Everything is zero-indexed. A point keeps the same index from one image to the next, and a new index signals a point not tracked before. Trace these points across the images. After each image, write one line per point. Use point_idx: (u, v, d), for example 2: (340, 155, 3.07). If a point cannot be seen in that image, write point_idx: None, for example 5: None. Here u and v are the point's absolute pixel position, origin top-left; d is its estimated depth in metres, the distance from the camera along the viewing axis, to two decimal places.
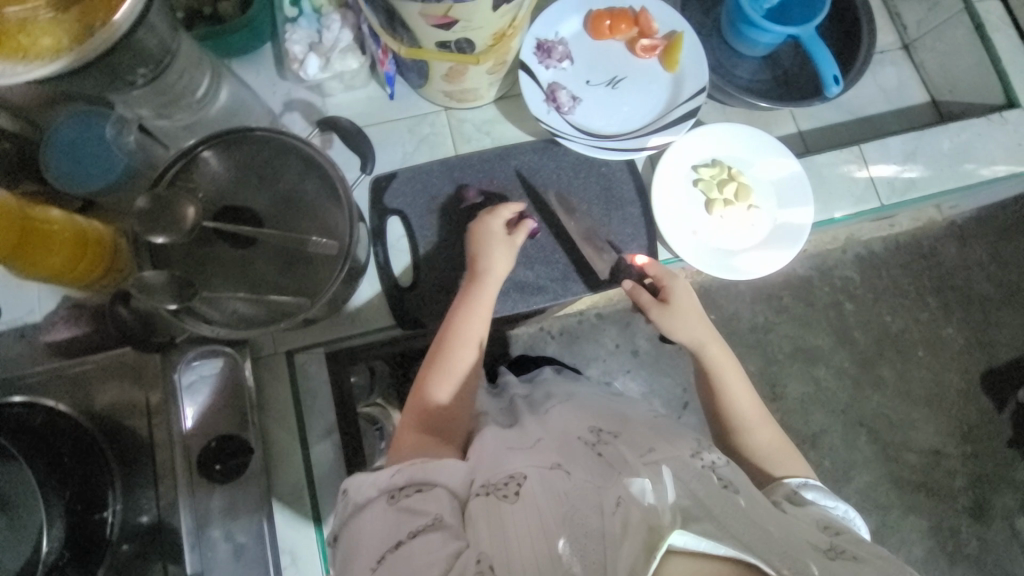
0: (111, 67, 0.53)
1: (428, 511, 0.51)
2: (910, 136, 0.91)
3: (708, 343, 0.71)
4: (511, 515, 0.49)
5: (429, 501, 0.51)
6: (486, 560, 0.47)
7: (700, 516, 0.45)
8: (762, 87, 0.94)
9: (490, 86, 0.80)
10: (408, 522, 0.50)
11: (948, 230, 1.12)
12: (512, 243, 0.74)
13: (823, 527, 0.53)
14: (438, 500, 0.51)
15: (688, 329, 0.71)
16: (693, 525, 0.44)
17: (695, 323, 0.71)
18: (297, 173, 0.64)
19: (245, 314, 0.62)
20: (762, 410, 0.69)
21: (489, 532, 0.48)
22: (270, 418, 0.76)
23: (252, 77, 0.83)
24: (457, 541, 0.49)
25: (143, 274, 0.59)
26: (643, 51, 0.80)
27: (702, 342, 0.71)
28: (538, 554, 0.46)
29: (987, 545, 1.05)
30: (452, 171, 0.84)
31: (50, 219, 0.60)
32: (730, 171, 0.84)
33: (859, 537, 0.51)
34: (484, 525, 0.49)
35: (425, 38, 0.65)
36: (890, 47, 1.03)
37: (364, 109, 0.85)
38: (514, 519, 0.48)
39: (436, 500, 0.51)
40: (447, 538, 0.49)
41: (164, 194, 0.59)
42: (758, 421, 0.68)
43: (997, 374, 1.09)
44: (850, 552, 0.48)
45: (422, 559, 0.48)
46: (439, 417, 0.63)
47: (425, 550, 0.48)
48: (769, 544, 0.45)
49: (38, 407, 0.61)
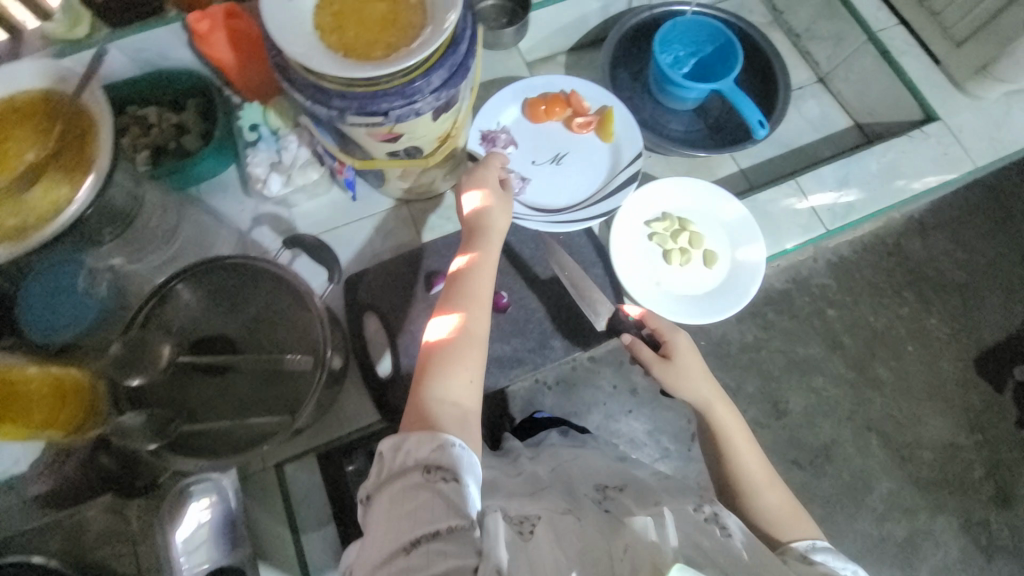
0: (79, 235, 0.56)
1: (465, 506, 0.48)
2: (838, 165, 0.98)
3: (714, 405, 0.70)
4: (534, 548, 0.49)
5: (460, 496, 0.49)
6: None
7: (703, 563, 0.47)
8: (697, 138, 1.01)
9: (443, 178, 0.85)
10: (442, 512, 0.47)
11: (910, 225, 1.16)
12: (506, 196, 0.74)
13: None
14: (470, 498, 0.49)
15: (692, 386, 0.70)
16: (695, 568, 0.46)
17: (699, 380, 0.70)
18: (268, 295, 0.67)
19: (226, 441, 0.62)
20: (769, 470, 0.68)
21: (518, 557, 0.47)
22: (265, 534, 0.75)
23: (218, 200, 0.86)
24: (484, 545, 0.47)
25: (122, 419, 0.61)
26: (580, 128, 0.86)
27: (708, 401, 0.70)
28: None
29: (1019, 532, 1.04)
30: (419, 261, 0.88)
31: (26, 377, 0.61)
32: (680, 222, 0.89)
33: None
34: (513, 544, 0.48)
35: (375, 151, 0.71)
36: (808, 81, 1.13)
37: (329, 214, 0.89)
38: (537, 548, 0.49)
39: (468, 496, 0.49)
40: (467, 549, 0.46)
41: (137, 337, 0.62)
42: (766, 482, 0.67)
43: (991, 356, 1.11)
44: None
45: (456, 556, 0.45)
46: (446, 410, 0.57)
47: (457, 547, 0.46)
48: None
49: (25, 565, 0.64)
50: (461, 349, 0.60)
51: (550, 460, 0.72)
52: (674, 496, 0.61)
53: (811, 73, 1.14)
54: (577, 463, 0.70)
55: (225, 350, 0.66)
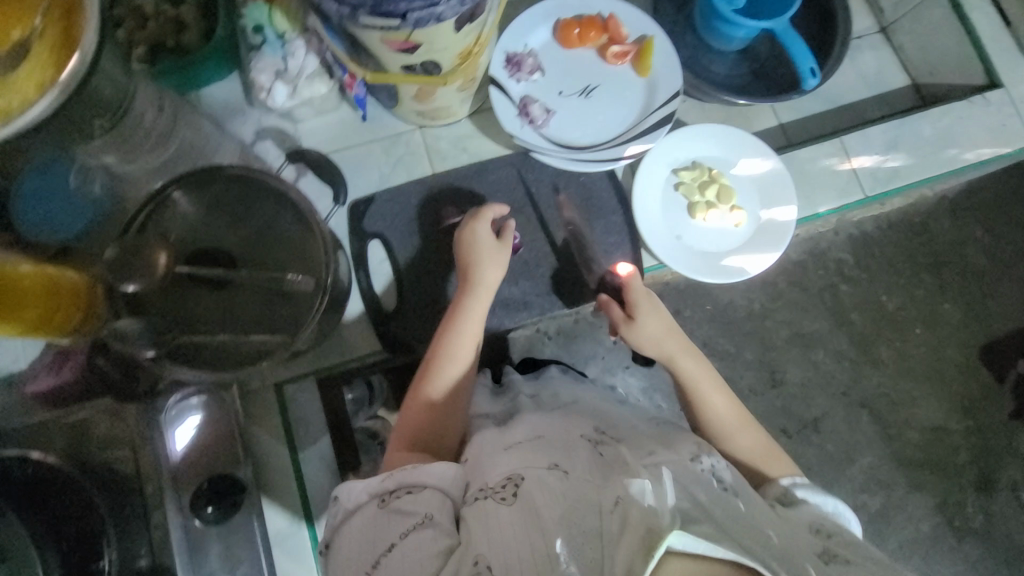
0: (64, 123, 0.51)
1: (417, 511, 0.52)
2: (891, 125, 0.91)
3: (677, 357, 0.72)
4: (507, 515, 0.49)
5: (418, 502, 0.52)
6: (484, 561, 0.47)
7: (699, 518, 0.47)
8: (741, 83, 0.93)
9: (462, 102, 0.79)
10: (400, 522, 0.51)
11: (942, 205, 1.03)
12: (502, 250, 0.74)
13: (816, 531, 0.55)
14: (429, 501, 0.52)
15: (650, 339, 0.72)
16: (692, 526, 0.46)
17: (658, 333, 0.72)
18: (271, 210, 0.64)
19: (223, 355, 0.61)
20: (743, 413, 0.69)
21: (485, 536, 0.48)
22: (262, 449, 0.76)
23: (219, 108, 0.81)
24: (449, 539, 0.50)
25: (120, 323, 0.59)
26: (614, 58, 0.78)
27: (670, 355, 0.72)
28: (537, 552, 0.46)
29: (1002, 522, 0.96)
30: (429, 191, 0.84)
31: (17, 272, 0.58)
32: (711, 173, 0.83)
33: (848, 539, 0.54)
34: (477, 523, 0.49)
35: (390, 63, 0.64)
36: (867, 31, 1.01)
37: (336, 133, 0.84)
38: (509, 516, 0.49)
39: (427, 501, 0.52)
40: (437, 535, 0.50)
41: (133, 242, 0.60)
42: (739, 425, 0.68)
43: (1001, 348, 1.00)
44: (843, 555, 0.51)
45: (417, 558, 0.49)
46: (429, 433, 0.63)
47: (417, 549, 0.49)
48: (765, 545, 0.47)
49: (25, 459, 0.63)
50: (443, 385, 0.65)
51: (561, 397, 0.71)
52: (676, 445, 0.60)
53: (872, 21, 1.01)
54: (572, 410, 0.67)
55: (224, 264, 0.63)
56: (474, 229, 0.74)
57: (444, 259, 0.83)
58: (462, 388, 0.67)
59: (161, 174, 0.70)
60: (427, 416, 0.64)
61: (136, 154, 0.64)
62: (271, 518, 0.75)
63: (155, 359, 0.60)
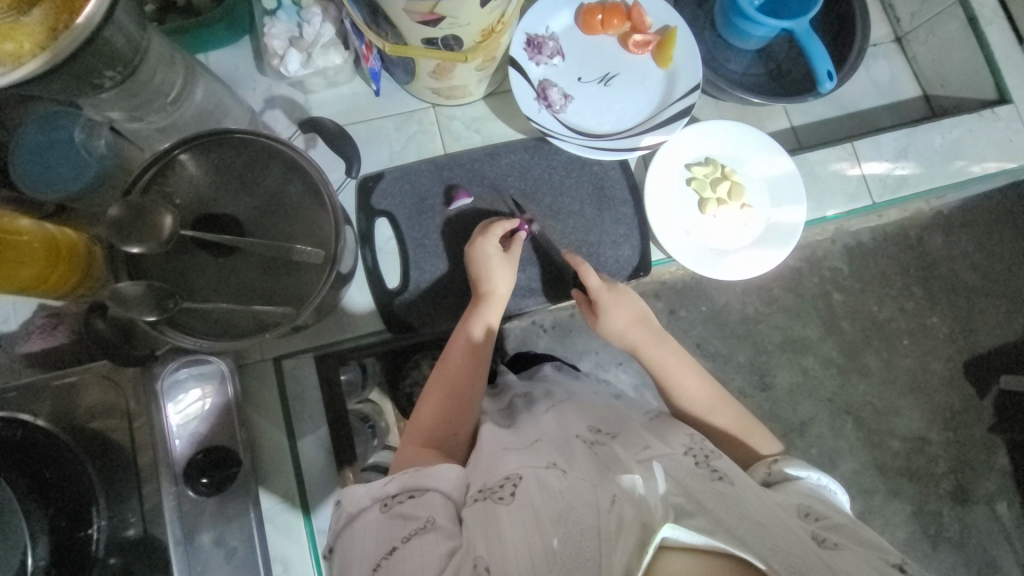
0: (77, 71, 0.49)
1: (419, 515, 0.51)
2: (903, 133, 0.92)
3: (641, 346, 0.75)
4: (506, 516, 0.49)
5: (421, 506, 0.51)
6: (483, 563, 0.46)
7: (694, 511, 0.47)
8: (755, 82, 0.92)
9: (479, 82, 0.78)
10: (402, 527, 0.50)
11: (936, 221, 1.04)
12: (512, 261, 0.76)
13: (804, 514, 0.54)
14: (431, 505, 0.52)
15: (615, 332, 0.75)
16: (685, 520, 0.46)
17: (622, 325, 0.75)
18: (280, 177, 0.62)
19: (229, 324, 0.60)
20: (719, 395, 0.72)
21: (485, 538, 0.48)
22: (259, 422, 0.75)
23: (230, 73, 0.80)
24: (450, 541, 0.49)
25: (119, 285, 0.56)
26: (636, 47, 0.78)
27: (637, 343, 0.75)
28: (536, 556, 0.46)
29: (969, 529, 0.97)
30: (441, 171, 0.82)
31: (19, 229, 0.57)
32: (723, 170, 0.83)
33: (836, 522, 0.52)
34: (478, 527, 0.49)
35: (411, 35, 0.63)
36: (884, 39, 1.02)
37: (349, 107, 0.82)
38: (508, 517, 0.49)
39: (429, 504, 0.52)
40: (441, 538, 0.49)
41: (138, 201, 0.56)
42: (716, 406, 0.71)
43: (982, 362, 1.02)
44: (833, 540, 0.49)
45: (420, 561, 0.48)
46: (440, 431, 0.64)
47: (419, 552, 0.48)
48: (763, 538, 0.45)
49: (15, 421, 0.59)
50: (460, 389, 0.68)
51: (544, 397, 0.72)
52: (665, 436, 0.62)
53: (889, 30, 1.02)
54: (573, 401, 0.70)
55: (231, 229, 0.61)
56: (483, 244, 0.76)
57: (451, 242, 0.82)
58: (473, 387, 0.68)
59: (169, 134, 0.67)
60: (437, 415, 0.65)
61: (144, 112, 0.62)
62: (265, 491, 0.74)
63: (156, 325, 0.58)
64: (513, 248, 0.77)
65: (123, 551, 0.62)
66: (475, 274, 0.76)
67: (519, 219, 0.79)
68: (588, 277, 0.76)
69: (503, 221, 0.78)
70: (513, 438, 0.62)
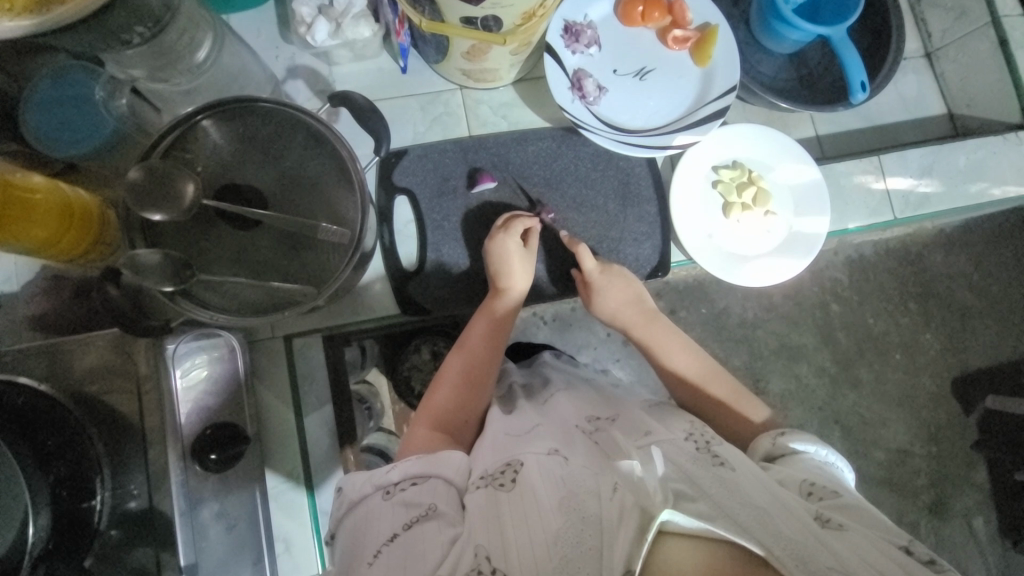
0: (104, 24, 0.47)
1: (422, 502, 0.50)
2: (929, 150, 0.92)
3: (632, 327, 0.76)
4: (507, 503, 0.48)
5: (424, 493, 0.51)
6: (484, 552, 0.45)
7: (695, 496, 0.46)
8: (786, 86, 0.91)
9: (511, 67, 0.75)
10: (404, 514, 0.50)
11: (937, 239, 1.04)
12: (530, 258, 0.75)
13: (807, 494, 0.54)
14: (434, 492, 0.51)
15: (608, 313, 0.76)
16: (684, 505, 0.45)
17: (615, 308, 0.76)
18: (304, 149, 0.60)
19: (247, 301, 0.59)
20: (714, 368, 0.73)
21: (485, 526, 0.47)
22: (265, 399, 0.74)
23: (253, 37, 0.77)
24: (453, 529, 0.48)
25: (137, 253, 0.54)
26: (674, 42, 0.76)
27: (628, 326, 0.76)
28: (536, 545, 0.45)
29: (944, 542, 0.99)
30: (465, 152, 0.81)
31: (32, 186, 0.55)
32: (750, 174, 0.82)
33: (840, 502, 0.52)
34: (479, 514, 0.48)
35: (450, 11, 0.61)
36: (914, 54, 1.00)
37: (374, 82, 0.80)
38: (509, 507, 0.48)
39: (432, 491, 0.51)
40: (442, 526, 0.48)
41: (159, 166, 0.54)
42: (711, 378, 0.72)
43: (973, 381, 1.03)
44: (837, 521, 0.49)
45: (421, 550, 0.47)
46: (452, 416, 0.64)
47: (420, 539, 0.47)
48: (766, 525, 0.44)
49: (17, 388, 0.57)
50: (474, 378, 0.67)
51: (552, 385, 0.71)
52: (668, 422, 0.61)
53: (919, 45, 1.01)
54: (579, 390, 0.70)
55: (253, 201, 0.58)
56: (503, 240, 0.75)
57: (471, 227, 0.80)
58: (486, 373, 0.68)
59: (192, 99, 0.64)
60: (451, 400, 0.65)
61: (169, 72, 0.59)
62: (269, 470, 0.73)
63: (172, 296, 0.56)
64: (529, 243, 0.77)
65: (123, 523, 0.62)
66: (493, 269, 0.75)
67: (534, 214, 0.79)
68: (584, 260, 0.77)
69: (522, 217, 0.77)
70: (517, 424, 0.61)
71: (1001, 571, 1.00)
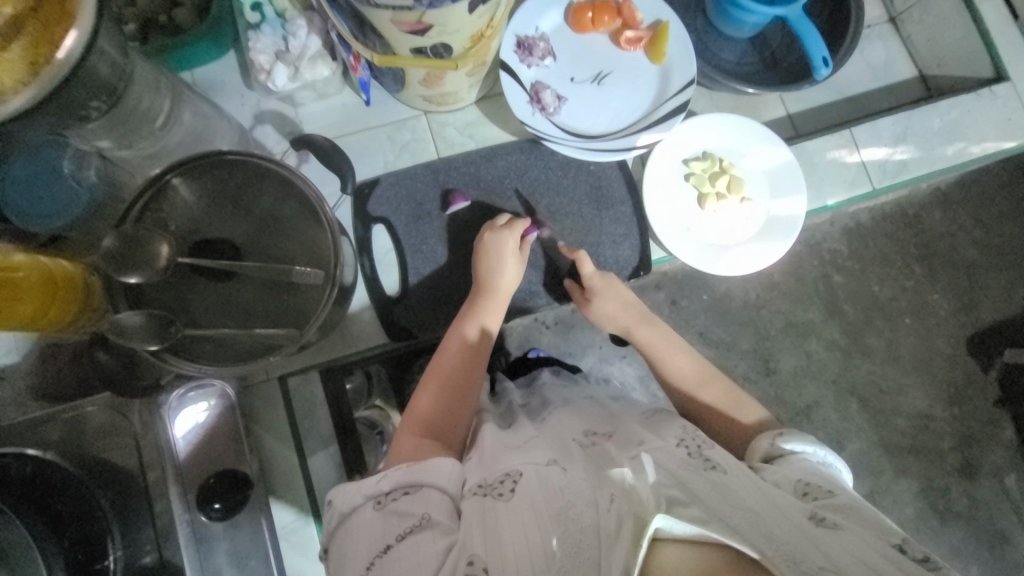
0: (60, 107, 0.49)
1: (415, 512, 0.50)
2: (901, 117, 0.92)
3: (634, 329, 0.76)
4: (506, 514, 0.48)
5: (417, 503, 0.50)
6: (479, 561, 0.44)
7: (688, 501, 0.45)
8: (749, 71, 0.91)
9: (471, 87, 0.76)
10: (398, 525, 0.49)
11: (932, 199, 1.03)
12: (522, 259, 0.76)
13: (802, 494, 0.54)
14: (428, 501, 0.51)
15: (606, 318, 0.77)
16: (679, 510, 0.44)
17: (614, 312, 0.77)
18: (275, 194, 0.61)
19: (233, 347, 0.60)
20: (709, 371, 0.73)
21: (483, 535, 0.46)
22: (266, 440, 0.76)
23: (217, 89, 0.79)
24: (447, 537, 0.48)
25: (119, 316, 0.55)
26: (627, 43, 0.77)
27: (628, 328, 0.76)
28: (534, 553, 0.44)
29: (978, 502, 0.97)
30: (437, 174, 0.82)
31: (14, 264, 0.57)
32: (721, 163, 0.82)
33: (836, 501, 0.52)
34: (477, 523, 0.47)
35: (398, 44, 0.62)
36: (877, 20, 0.99)
37: (339, 117, 0.81)
38: (507, 517, 0.47)
39: (424, 500, 0.51)
40: (437, 536, 0.48)
41: (133, 231, 0.55)
42: (706, 381, 0.72)
43: (984, 337, 1.02)
44: (831, 520, 0.49)
45: (416, 560, 0.47)
46: (441, 422, 0.63)
47: (415, 550, 0.47)
48: (757, 526, 0.44)
49: (22, 456, 0.57)
50: (464, 382, 0.67)
51: (551, 403, 0.70)
52: (660, 430, 0.60)
53: (882, 11, 0.99)
54: (580, 406, 0.69)
55: (227, 253, 0.60)
56: (493, 243, 0.76)
57: (450, 247, 0.81)
58: (473, 379, 0.68)
59: (159, 160, 0.66)
60: (439, 405, 0.65)
61: (132, 138, 0.60)
62: (278, 509, 0.75)
63: (158, 353, 0.57)
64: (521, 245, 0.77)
65: None
66: (484, 270, 0.75)
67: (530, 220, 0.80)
68: (583, 266, 0.78)
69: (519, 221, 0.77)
70: (510, 438, 0.61)
71: None
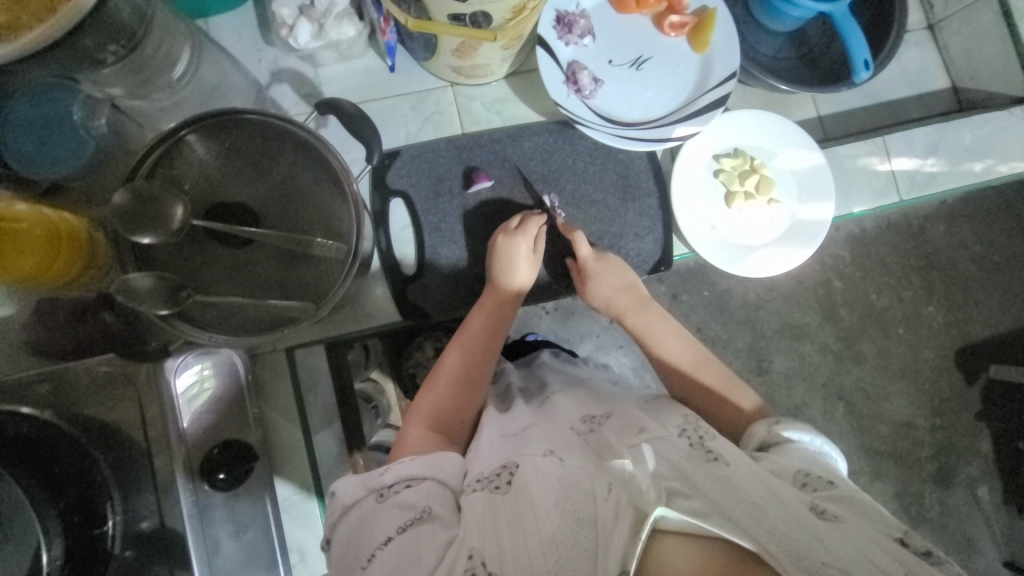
0: (74, 50, 0.45)
1: (417, 505, 0.49)
2: (933, 129, 0.93)
3: (624, 312, 0.76)
4: (506, 506, 0.47)
5: (418, 495, 0.50)
6: (478, 555, 0.44)
7: (689, 492, 0.44)
8: (786, 67, 0.88)
9: (503, 61, 0.73)
10: (397, 517, 0.49)
11: (939, 209, 1.01)
12: (536, 260, 0.74)
13: (802, 484, 0.52)
14: (429, 494, 0.50)
15: (600, 299, 0.77)
16: (678, 501, 0.43)
17: (605, 292, 0.76)
18: (294, 161, 0.58)
19: (244, 318, 0.58)
20: (711, 364, 0.72)
21: (481, 528, 0.46)
22: (271, 410, 0.75)
23: (232, 41, 0.75)
24: (447, 532, 0.47)
25: (129, 277, 0.53)
26: (671, 29, 0.74)
27: (617, 308, 0.76)
28: (531, 546, 0.43)
29: (949, 510, 1.00)
30: (460, 151, 0.79)
31: (17, 216, 0.56)
32: (753, 162, 0.80)
33: (834, 491, 0.51)
34: (477, 518, 0.46)
35: (437, 8, 0.58)
36: (916, 26, 0.97)
37: (360, 82, 0.78)
38: (508, 509, 0.46)
39: (426, 493, 0.50)
40: (437, 529, 0.47)
41: (147, 189, 0.53)
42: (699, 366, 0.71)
43: (977, 352, 1.02)
44: (833, 512, 0.47)
45: (416, 552, 0.46)
46: (449, 415, 0.63)
47: (414, 542, 0.46)
48: (762, 520, 0.41)
49: (18, 415, 0.55)
50: (475, 379, 0.66)
51: (551, 386, 0.69)
52: (664, 420, 0.59)
53: (921, 16, 0.97)
54: (586, 390, 0.68)
55: (245, 219, 0.57)
56: (511, 242, 0.73)
57: (469, 227, 0.79)
58: (482, 376, 0.67)
59: (174, 115, 0.63)
60: (448, 400, 0.64)
61: (148, 89, 0.57)
62: (279, 481, 0.74)
63: (168, 317, 0.55)
64: (538, 244, 0.75)
65: (137, 545, 0.58)
66: (498, 268, 0.73)
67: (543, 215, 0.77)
68: (578, 247, 0.76)
69: (534, 218, 0.75)
70: (510, 424, 0.60)
71: (1006, 538, 1.00)
